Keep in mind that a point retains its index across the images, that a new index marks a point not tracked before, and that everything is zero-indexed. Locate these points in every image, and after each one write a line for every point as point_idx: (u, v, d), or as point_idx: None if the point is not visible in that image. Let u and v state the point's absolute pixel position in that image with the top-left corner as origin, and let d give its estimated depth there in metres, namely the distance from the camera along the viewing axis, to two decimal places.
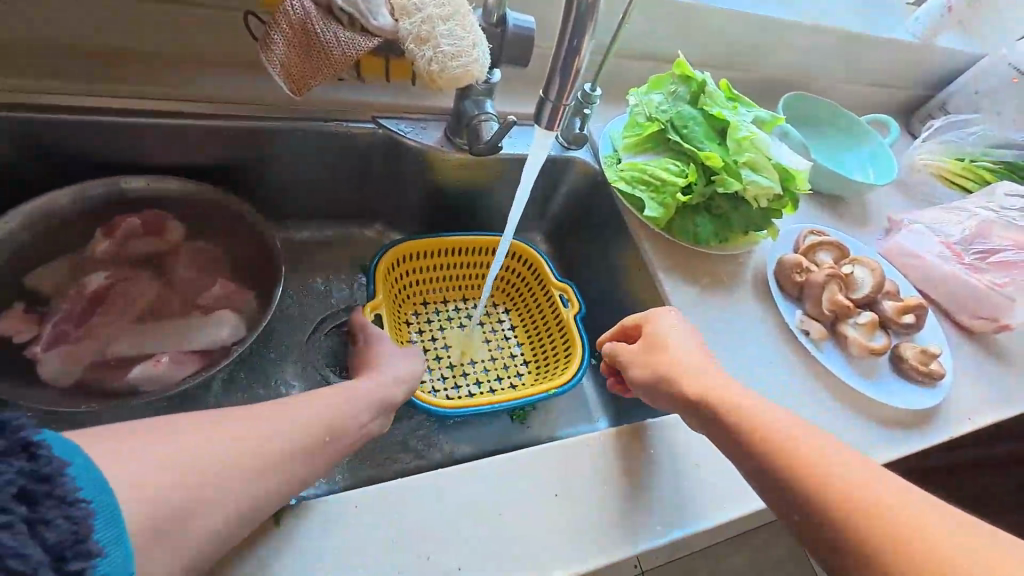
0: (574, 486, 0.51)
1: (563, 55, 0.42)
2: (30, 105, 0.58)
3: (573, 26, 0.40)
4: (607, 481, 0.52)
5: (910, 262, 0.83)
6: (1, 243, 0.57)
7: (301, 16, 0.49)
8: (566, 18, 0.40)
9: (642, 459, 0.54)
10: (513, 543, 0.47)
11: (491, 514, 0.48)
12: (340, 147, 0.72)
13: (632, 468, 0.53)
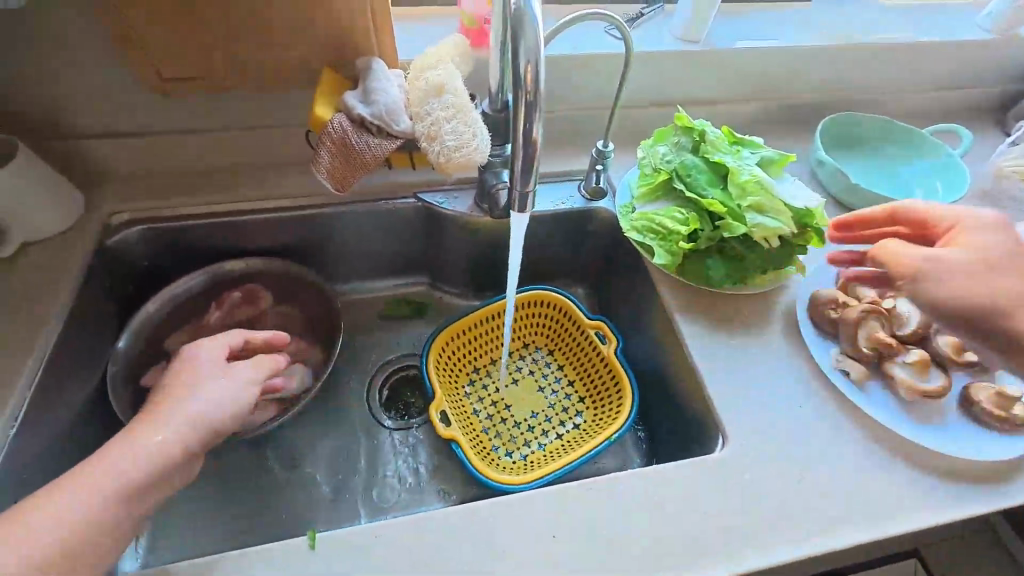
0: (581, 527, 0.54)
1: (521, 144, 0.44)
2: (165, 216, 0.78)
3: (524, 118, 0.44)
4: (614, 524, 0.55)
5: None
6: (148, 321, 0.76)
7: (340, 133, 0.62)
8: (516, 113, 0.43)
9: (648, 505, 0.56)
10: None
11: (500, 548, 0.53)
12: (388, 220, 0.85)
13: (639, 512, 0.56)
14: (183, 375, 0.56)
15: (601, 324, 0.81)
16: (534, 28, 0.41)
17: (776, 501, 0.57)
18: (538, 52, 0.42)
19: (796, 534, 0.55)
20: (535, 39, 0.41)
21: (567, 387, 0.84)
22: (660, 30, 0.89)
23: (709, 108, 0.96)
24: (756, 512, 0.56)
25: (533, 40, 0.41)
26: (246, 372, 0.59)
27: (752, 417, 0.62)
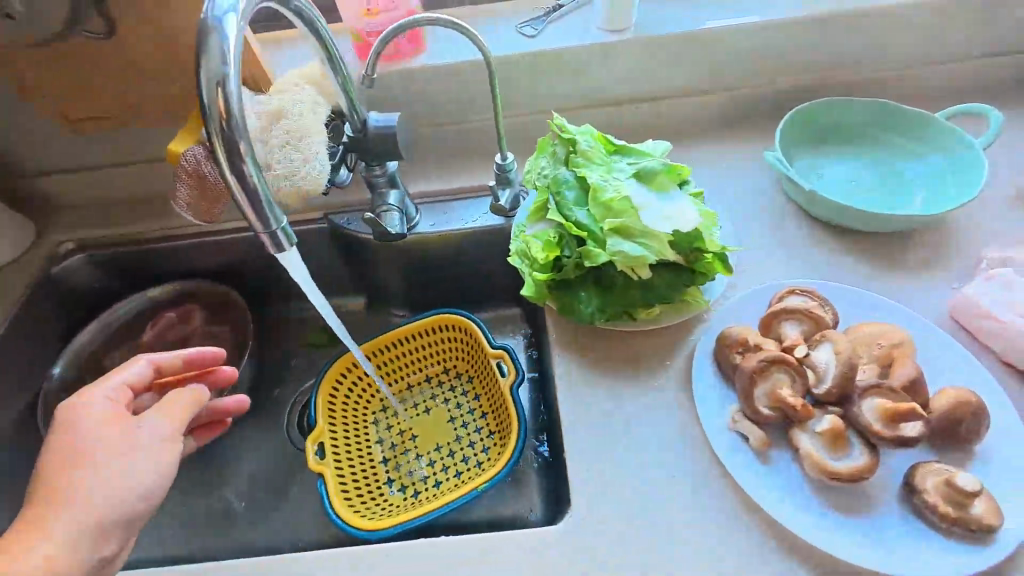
0: None
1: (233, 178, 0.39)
2: (104, 244, 0.84)
3: (223, 145, 0.38)
4: None
5: (989, 328, 0.55)
6: (82, 345, 0.82)
7: (193, 165, 0.63)
8: (214, 141, 0.38)
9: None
10: None
11: None
12: (305, 243, 0.86)
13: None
14: (76, 446, 0.43)
15: (506, 352, 0.70)
16: (224, 46, 0.37)
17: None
18: (230, 71, 0.37)
19: None
20: (223, 56, 0.36)
21: (476, 420, 0.73)
22: (582, 21, 0.78)
23: (656, 104, 0.82)
24: None
25: (219, 59, 0.36)
26: (157, 430, 0.46)
27: (620, 484, 0.51)
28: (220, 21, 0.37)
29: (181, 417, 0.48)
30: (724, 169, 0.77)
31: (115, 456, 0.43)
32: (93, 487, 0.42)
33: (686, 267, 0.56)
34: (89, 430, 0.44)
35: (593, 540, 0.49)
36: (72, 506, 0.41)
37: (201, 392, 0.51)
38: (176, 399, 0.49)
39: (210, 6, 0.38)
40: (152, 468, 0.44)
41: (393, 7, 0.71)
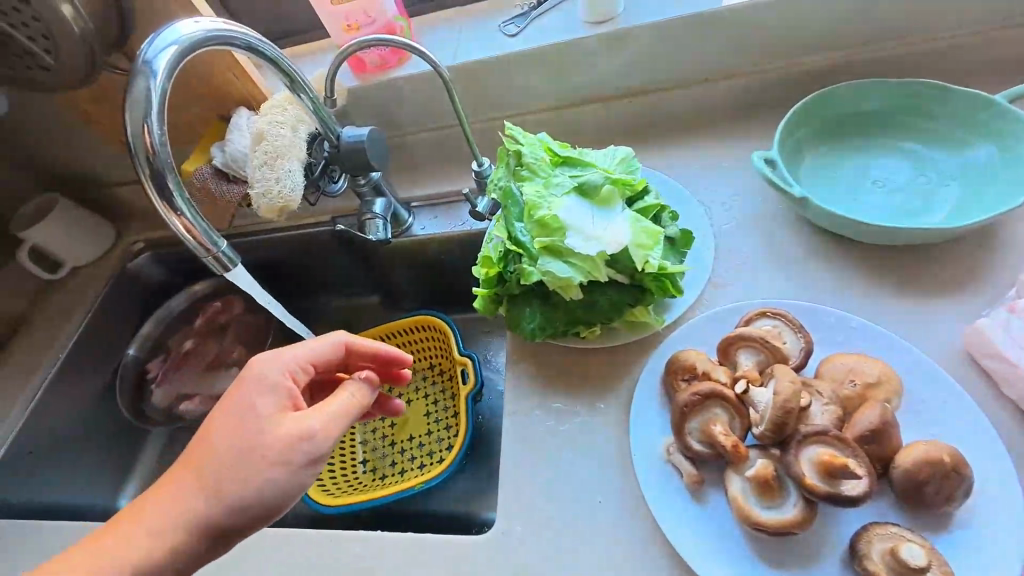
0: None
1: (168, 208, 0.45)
2: (166, 244, 1.00)
3: (155, 180, 0.44)
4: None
5: (995, 367, 0.47)
6: (149, 328, 0.98)
7: (202, 182, 0.72)
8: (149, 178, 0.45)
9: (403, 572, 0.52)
10: None
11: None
12: (318, 243, 0.94)
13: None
14: (244, 428, 0.43)
15: (469, 361, 0.79)
16: (147, 88, 0.43)
17: None
18: (151, 111, 0.43)
19: None
20: (146, 98, 0.43)
21: (445, 418, 0.85)
22: (569, 12, 0.74)
23: (651, 97, 0.76)
24: None
25: (142, 101, 0.43)
26: (313, 436, 0.43)
27: (552, 501, 0.51)
28: (148, 65, 0.44)
29: (342, 426, 0.45)
30: (720, 169, 0.70)
31: (265, 452, 0.42)
32: (240, 476, 0.41)
33: (629, 285, 0.54)
34: (261, 419, 0.43)
35: (519, 553, 0.50)
36: (222, 490, 0.41)
37: (368, 397, 0.48)
38: (337, 401, 0.45)
39: (144, 52, 0.45)
40: (293, 473, 0.42)
41: (369, 21, 0.72)
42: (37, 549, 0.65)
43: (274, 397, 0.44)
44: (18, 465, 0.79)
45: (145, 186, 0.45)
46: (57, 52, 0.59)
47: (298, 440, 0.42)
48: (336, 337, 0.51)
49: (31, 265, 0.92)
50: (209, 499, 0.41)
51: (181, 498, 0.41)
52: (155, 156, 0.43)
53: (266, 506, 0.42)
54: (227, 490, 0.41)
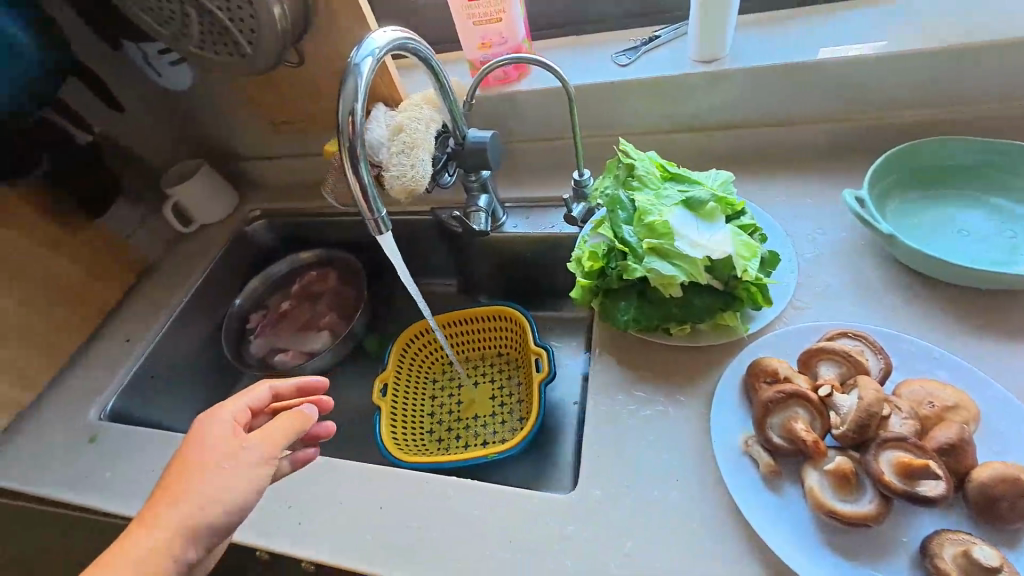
0: (421, 512, 0.60)
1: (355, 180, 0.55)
2: (281, 215, 1.13)
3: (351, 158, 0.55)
4: (448, 519, 0.59)
5: None
6: (257, 287, 1.11)
7: (340, 162, 0.83)
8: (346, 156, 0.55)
9: (490, 516, 0.58)
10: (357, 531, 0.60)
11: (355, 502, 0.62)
12: (415, 230, 1.05)
13: (477, 518, 0.58)
14: (199, 458, 0.50)
15: (544, 351, 0.86)
16: (355, 84, 0.53)
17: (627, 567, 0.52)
18: (357, 100, 0.53)
19: None
20: (354, 91, 0.53)
21: (513, 404, 0.93)
22: (679, 50, 0.82)
23: (745, 133, 0.83)
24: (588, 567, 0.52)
25: (351, 92, 0.53)
26: (255, 450, 0.52)
27: (632, 474, 0.57)
28: (357, 65, 0.54)
29: (279, 438, 0.54)
30: (805, 203, 0.75)
31: (219, 468, 0.50)
32: (201, 494, 0.48)
33: (722, 292, 0.59)
34: (213, 448, 0.51)
35: (598, 513, 0.56)
36: (185, 512, 0.47)
37: (305, 413, 0.57)
38: (279, 421, 0.54)
39: (353, 55, 0.56)
40: (251, 476, 0.51)
41: (502, 41, 0.82)
42: (164, 456, 0.75)
43: (223, 427, 0.53)
44: (142, 386, 0.90)
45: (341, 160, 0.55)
46: (257, 43, 0.72)
47: (248, 452, 0.51)
48: (265, 384, 0.61)
49: (172, 219, 1.06)
50: (174, 526, 0.47)
51: (147, 533, 0.47)
52: (354, 138, 0.53)
53: (227, 514, 0.49)
54: (189, 507, 0.48)
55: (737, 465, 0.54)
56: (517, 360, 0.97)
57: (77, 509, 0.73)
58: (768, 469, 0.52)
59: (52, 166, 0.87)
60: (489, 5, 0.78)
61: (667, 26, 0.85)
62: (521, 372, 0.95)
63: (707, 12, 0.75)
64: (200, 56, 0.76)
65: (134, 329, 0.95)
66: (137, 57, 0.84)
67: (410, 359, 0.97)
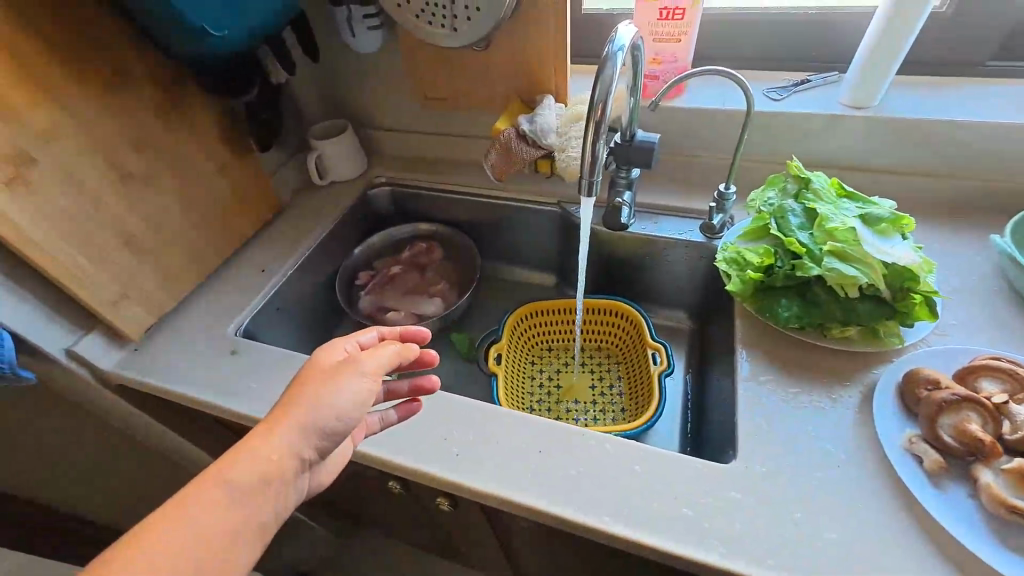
0: (578, 460, 0.63)
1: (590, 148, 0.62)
2: (404, 184, 1.19)
3: (593, 131, 0.62)
4: (606, 471, 0.62)
5: None
6: (372, 246, 1.17)
7: (508, 139, 0.90)
8: (588, 129, 0.61)
9: (647, 473, 0.61)
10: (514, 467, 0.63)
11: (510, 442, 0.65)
12: (537, 218, 1.11)
13: (635, 473, 0.61)
14: (319, 373, 0.56)
15: (662, 347, 0.91)
16: (612, 70, 0.60)
17: (791, 533, 0.55)
18: (611, 85, 0.60)
19: (793, 563, 0.52)
20: (611, 78, 0.60)
21: (615, 395, 0.96)
22: (829, 95, 0.91)
23: (876, 176, 0.91)
24: (752, 529, 0.55)
25: (608, 77, 0.60)
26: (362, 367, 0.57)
27: (789, 453, 0.61)
28: (612, 54, 0.61)
29: (385, 363, 0.59)
30: (935, 246, 0.82)
31: (334, 378, 0.55)
32: (322, 401, 0.54)
33: (889, 303, 0.65)
34: (325, 365, 0.57)
35: (757, 483, 0.59)
36: (305, 414, 0.53)
37: (411, 348, 0.61)
38: (386, 350, 0.59)
39: (607, 46, 0.62)
40: (361, 391, 0.56)
41: (672, 60, 0.90)
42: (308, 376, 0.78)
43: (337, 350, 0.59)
44: (272, 314, 0.94)
45: (586, 130, 0.62)
46: (476, 20, 0.80)
47: (360, 370, 0.56)
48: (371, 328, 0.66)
49: (313, 168, 1.12)
50: (295, 426, 0.52)
51: (266, 436, 0.51)
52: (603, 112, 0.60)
53: (338, 418, 0.54)
54: (309, 411, 0.53)
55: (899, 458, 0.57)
56: (621, 355, 1.01)
57: (216, 411, 0.76)
58: (935, 465, 0.56)
59: (253, 99, 0.92)
60: (674, 26, 0.86)
61: (817, 73, 0.94)
62: (624, 366, 0.99)
63: (872, 64, 0.83)
64: (412, 24, 0.84)
65: (269, 260, 0.99)
66: (342, 16, 0.92)
67: (522, 336, 1.00)
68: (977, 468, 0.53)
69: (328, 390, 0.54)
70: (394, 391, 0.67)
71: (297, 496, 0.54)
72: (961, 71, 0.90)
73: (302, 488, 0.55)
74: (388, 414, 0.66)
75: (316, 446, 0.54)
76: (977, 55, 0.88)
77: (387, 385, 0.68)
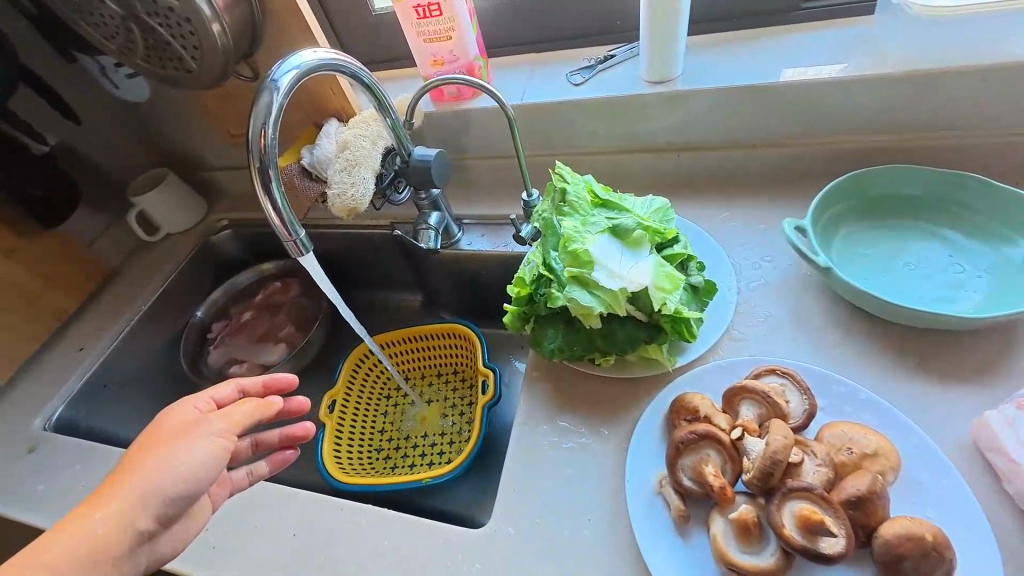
0: (333, 540, 0.59)
1: (270, 197, 0.54)
2: (245, 225, 1.13)
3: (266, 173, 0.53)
4: (358, 551, 0.58)
5: (997, 463, 0.47)
6: (221, 296, 1.11)
7: (289, 176, 0.83)
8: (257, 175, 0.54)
9: (398, 547, 0.57)
10: (268, 553, 0.59)
11: (269, 525, 0.61)
12: (376, 244, 1.05)
13: (387, 549, 0.57)
14: (168, 436, 0.52)
15: (491, 373, 0.85)
16: (270, 100, 0.53)
17: None
18: (269, 118, 0.52)
19: None
20: (267, 108, 0.52)
21: (461, 424, 0.91)
22: (632, 71, 0.81)
23: (700, 156, 0.81)
24: None
25: (263, 111, 0.52)
26: (215, 425, 0.54)
27: (543, 509, 0.56)
28: (274, 82, 0.54)
29: (243, 420, 0.55)
30: (756, 230, 0.73)
31: (174, 445, 0.51)
32: (165, 463, 0.49)
33: (646, 323, 0.58)
34: (179, 426, 0.53)
35: (505, 551, 0.54)
36: (139, 486, 0.48)
37: (272, 403, 0.59)
38: (243, 407, 0.56)
39: (272, 73, 0.55)
40: (208, 448, 0.51)
41: (453, 59, 0.81)
42: (98, 470, 0.75)
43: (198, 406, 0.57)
44: (96, 394, 0.91)
45: (253, 177, 0.53)
46: (201, 59, 0.72)
47: (207, 426, 0.53)
48: (232, 382, 0.63)
49: (135, 227, 1.06)
50: (127, 498, 0.48)
51: (104, 506, 0.47)
52: (263, 152, 0.52)
53: (181, 486, 0.50)
54: (145, 479, 0.48)
55: (648, 508, 0.52)
56: (470, 378, 0.95)
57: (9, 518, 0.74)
58: (680, 515, 0.50)
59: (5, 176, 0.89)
60: (438, 24, 0.77)
61: (623, 46, 0.84)
62: (473, 390, 0.93)
63: (655, 37, 0.73)
64: (148, 70, 0.76)
65: (88, 337, 0.96)
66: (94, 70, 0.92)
67: (364, 373, 0.96)
68: (711, 517, 0.47)
69: (168, 451, 0.50)
70: (263, 443, 0.63)
71: (142, 563, 0.50)
72: (777, 19, 0.81)
73: (145, 559, 0.50)
74: (257, 466, 0.62)
75: (158, 517, 0.49)
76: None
77: (252, 440, 0.62)
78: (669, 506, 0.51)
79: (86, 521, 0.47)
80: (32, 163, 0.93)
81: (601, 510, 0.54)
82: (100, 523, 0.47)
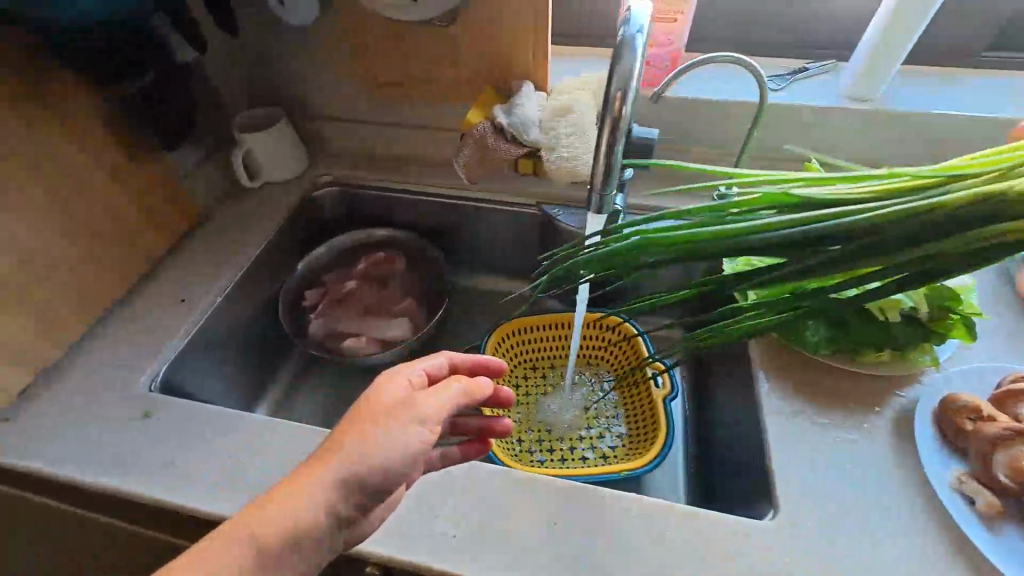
0: (599, 530, 0.53)
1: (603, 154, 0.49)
2: (353, 183, 1.00)
3: (609, 131, 0.48)
4: (635, 542, 0.52)
5: None
6: (320, 257, 0.98)
7: (482, 134, 0.76)
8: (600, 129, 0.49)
9: (680, 540, 0.52)
10: (527, 545, 0.52)
11: (517, 512, 0.55)
12: (511, 221, 0.96)
13: (668, 542, 0.52)
14: (374, 416, 0.46)
15: (663, 366, 0.81)
16: (633, 62, 0.46)
17: None
18: (633, 79, 0.46)
19: None
20: (632, 69, 0.46)
21: (610, 418, 0.85)
22: (825, 85, 0.85)
23: None
24: None
25: (628, 70, 0.46)
26: (424, 410, 0.48)
27: (828, 501, 0.54)
28: (631, 40, 0.46)
29: (449, 405, 0.50)
30: None
31: (386, 429, 0.45)
32: (376, 451, 0.44)
33: (925, 324, 0.59)
34: (385, 403, 0.48)
35: (804, 545, 0.51)
36: (345, 477, 0.43)
37: (481, 387, 0.54)
38: (452, 390, 0.51)
39: (622, 28, 0.47)
40: (417, 437, 0.47)
41: (667, 43, 0.80)
42: (241, 444, 0.62)
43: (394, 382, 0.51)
44: (198, 354, 0.77)
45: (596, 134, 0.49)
46: None
47: (417, 412, 0.47)
48: (444, 352, 0.58)
49: (240, 168, 0.92)
50: (331, 487, 0.43)
51: (306, 492, 0.42)
52: (620, 113, 0.47)
53: (385, 477, 0.45)
54: (355, 467, 0.43)
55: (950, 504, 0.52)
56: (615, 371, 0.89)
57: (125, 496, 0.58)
58: (993, 512, 0.50)
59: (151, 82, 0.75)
60: (669, 4, 0.76)
61: (814, 62, 0.88)
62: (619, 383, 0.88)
63: (876, 56, 0.77)
64: None
65: (190, 287, 0.80)
66: None
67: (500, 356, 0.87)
68: None
69: (377, 439, 0.45)
70: (461, 427, 0.60)
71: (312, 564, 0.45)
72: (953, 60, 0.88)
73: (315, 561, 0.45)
74: (450, 449, 0.58)
75: (352, 510, 0.44)
76: (970, 44, 0.87)
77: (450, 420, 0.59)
78: (979, 502, 0.51)
79: (281, 508, 0.41)
80: (172, 72, 0.78)
81: (892, 504, 0.53)
82: (298, 512, 0.42)
